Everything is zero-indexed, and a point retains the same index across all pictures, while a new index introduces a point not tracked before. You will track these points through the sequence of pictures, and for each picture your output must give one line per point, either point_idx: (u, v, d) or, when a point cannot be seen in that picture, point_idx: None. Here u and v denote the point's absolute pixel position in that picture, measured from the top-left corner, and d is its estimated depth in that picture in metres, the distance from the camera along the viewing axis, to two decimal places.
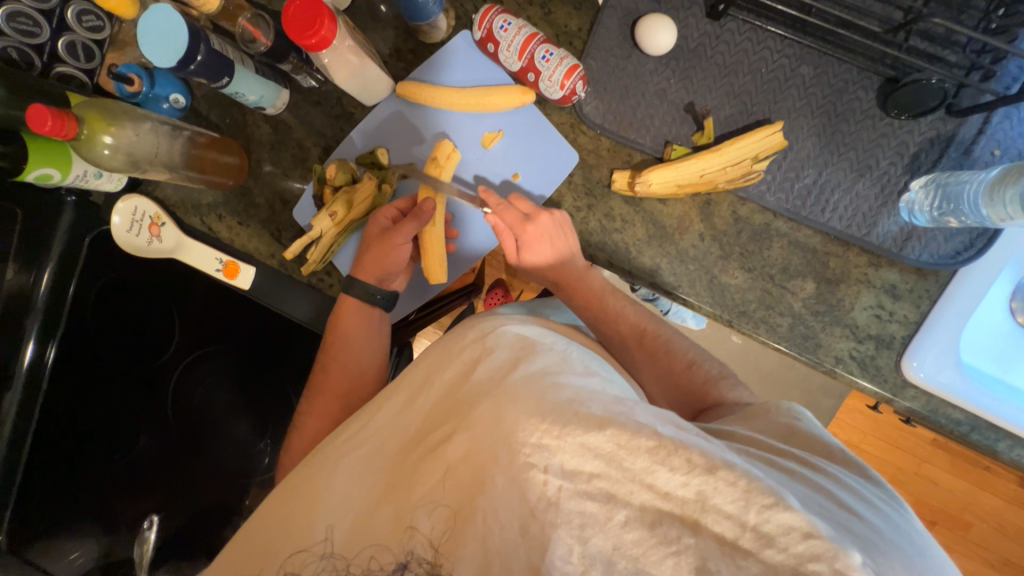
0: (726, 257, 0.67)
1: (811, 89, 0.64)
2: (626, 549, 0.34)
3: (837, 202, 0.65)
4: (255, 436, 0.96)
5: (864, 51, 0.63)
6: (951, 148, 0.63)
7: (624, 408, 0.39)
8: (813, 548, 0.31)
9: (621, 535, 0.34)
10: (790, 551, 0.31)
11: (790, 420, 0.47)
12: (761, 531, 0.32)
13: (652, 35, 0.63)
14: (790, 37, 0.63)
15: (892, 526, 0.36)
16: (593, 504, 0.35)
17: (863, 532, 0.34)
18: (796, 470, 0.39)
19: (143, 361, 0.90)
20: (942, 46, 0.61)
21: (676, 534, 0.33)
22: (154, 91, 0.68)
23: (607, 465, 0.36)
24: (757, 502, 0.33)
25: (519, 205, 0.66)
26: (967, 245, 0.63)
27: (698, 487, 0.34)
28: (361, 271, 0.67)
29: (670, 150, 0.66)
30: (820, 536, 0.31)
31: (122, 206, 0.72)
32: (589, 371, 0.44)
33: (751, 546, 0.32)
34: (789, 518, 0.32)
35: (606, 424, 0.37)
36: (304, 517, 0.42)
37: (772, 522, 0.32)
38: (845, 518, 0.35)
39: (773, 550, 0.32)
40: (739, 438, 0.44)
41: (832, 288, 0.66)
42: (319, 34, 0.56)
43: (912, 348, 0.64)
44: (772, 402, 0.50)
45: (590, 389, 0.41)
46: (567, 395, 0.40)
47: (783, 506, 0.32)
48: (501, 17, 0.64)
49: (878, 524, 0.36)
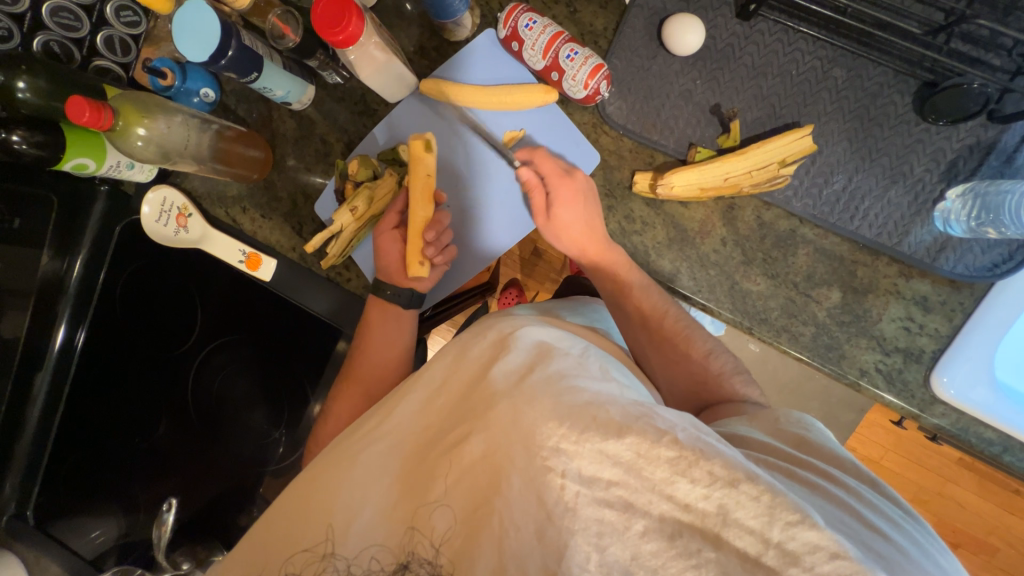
0: (748, 263, 0.66)
1: (842, 92, 0.62)
2: (644, 559, 0.33)
3: (867, 210, 0.63)
4: (270, 427, 0.94)
5: (901, 53, 0.60)
6: (991, 156, 0.60)
7: (644, 412, 0.38)
8: (840, 569, 0.30)
9: (640, 545, 0.34)
10: (816, 571, 0.30)
11: (806, 428, 0.46)
12: (786, 549, 0.31)
13: (679, 35, 0.62)
14: (822, 38, 0.61)
15: (916, 546, 0.35)
16: (611, 512, 0.35)
17: (887, 551, 0.33)
18: (817, 482, 0.38)
19: (162, 351, 0.91)
20: (985, 49, 0.59)
21: (696, 547, 0.33)
22: (186, 85, 0.70)
23: (626, 473, 0.35)
24: (781, 518, 0.32)
25: (557, 160, 0.67)
26: (1006, 258, 0.60)
27: (719, 500, 0.33)
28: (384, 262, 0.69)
29: (693, 152, 0.65)
30: (847, 557, 0.31)
31: (152, 196, 0.75)
32: (605, 375, 0.43)
33: (776, 565, 0.31)
34: (815, 537, 0.31)
35: (625, 432, 0.36)
36: (321, 508, 0.42)
37: (797, 540, 0.31)
38: (870, 537, 0.34)
39: (798, 569, 0.31)
40: (755, 447, 0.43)
41: (859, 298, 0.64)
42: (347, 31, 0.56)
43: (942, 362, 0.62)
44: (781, 409, 0.49)
45: (607, 392, 0.40)
46: (584, 398, 0.39)
47: (808, 524, 0.31)
48: (526, 16, 0.64)
49: (902, 543, 0.35)
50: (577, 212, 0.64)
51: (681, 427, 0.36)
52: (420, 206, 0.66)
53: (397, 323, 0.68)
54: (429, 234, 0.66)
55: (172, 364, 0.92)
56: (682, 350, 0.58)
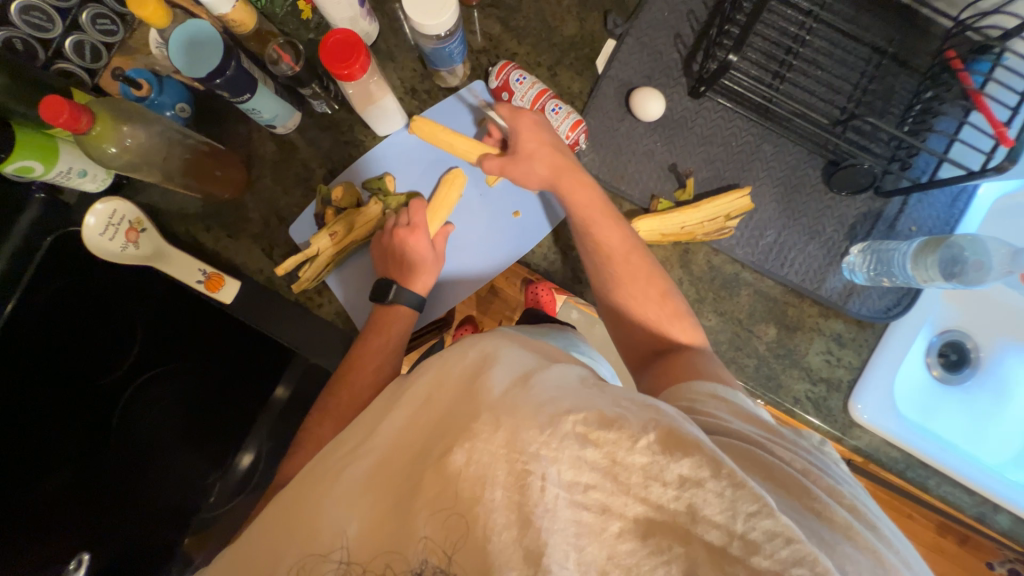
0: (701, 300, 0.75)
1: (771, 164, 0.76)
2: (620, 559, 0.36)
3: (793, 259, 0.75)
4: (206, 468, 0.87)
5: (812, 138, 0.75)
6: (879, 223, 0.75)
7: (619, 415, 0.41)
8: (796, 553, 0.34)
9: (616, 546, 0.37)
10: (777, 557, 0.34)
11: (750, 408, 0.49)
12: (748, 539, 0.35)
13: (643, 104, 0.73)
14: (755, 120, 0.75)
15: (858, 521, 0.39)
16: (588, 515, 0.38)
17: (828, 536, 0.36)
18: (771, 466, 0.40)
19: (81, 383, 0.75)
20: (869, 140, 0.73)
21: (667, 544, 0.36)
22: (161, 98, 0.69)
23: (603, 476, 0.38)
24: (742, 510, 0.35)
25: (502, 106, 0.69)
26: (896, 303, 0.74)
27: (688, 499, 0.36)
28: (406, 281, 0.69)
29: (655, 203, 0.74)
30: (800, 541, 0.34)
31: (99, 207, 0.67)
32: (586, 383, 0.47)
33: (740, 554, 0.34)
34: (772, 525, 0.35)
35: (601, 441, 0.39)
36: (310, 523, 0.44)
37: (757, 529, 0.35)
38: (815, 523, 0.37)
39: (760, 557, 0.34)
40: (712, 425, 0.45)
41: (790, 334, 0.75)
42: (353, 68, 0.59)
43: (857, 391, 0.73)
44: (724, 385, 0.52)
45: (588, 400, 0.43)
46: (565, 406, 0.42)
47: (765, 514, 0.35)
48: (517, 72, 0.72)
49: (847, 520, 0.38)
50: (528, 124, 0.67)
51: (655, 425, 0.39)
52: (440, 217, 0.75)
53: (375, 331, 0.66)
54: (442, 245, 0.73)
55: (92, 401, 0.77)
56: None
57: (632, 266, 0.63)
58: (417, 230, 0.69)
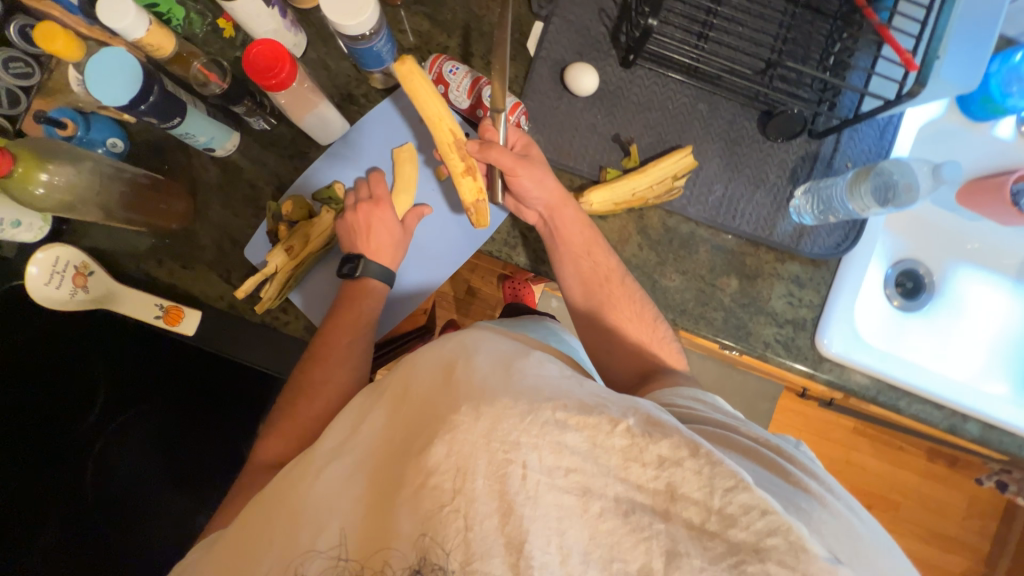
0: (663, 263, 0.77)
1: (709, 121, 0.78)
2: (601, 537, 0.36)
3: (744, 210, 0.77)
4: (193, 511, 0.82)
5: (742, 91, 0.78)
6: (818, 164, 0.78)
7: (598, 403, 0.42)
8: (770, 524, 0.34)
9: (597, 525, 0.37)
10: (752, 528, 0.34)
11: (727, 407, 0.53)
12: (725, 513, 0.35)
13: (577, 78, 0.74)
14: (688, 81, 0.77)
15: (835, 496, 0.41)
16: (570, 498, 0.38)
17: (805, 505, 0.39)
18: (750, 447, 0.44)
19: (52, 437, 0.75)
20: (795, 86, 0.76)
21: (648, 521, 0.36)
22: (89, 136, 0.68)
23: (583, 460, 0.38)
24: (720, 486, 0.36)
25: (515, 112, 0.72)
26: (844, 238, 0.76)
27: (667, 478, 0.37)
28: (377, 255, 0.68)
29: (604, 173, 0.76)
30: (774, 511, 0.35)
31: (42, 256, 0.66)
32: (565, 372, 0.47)
33: (717, 528, 0.35)
34: (748, 498, 0.35)
35: (581, 423, 0.40)
36: (288, 542, 0.44)
37: (734, 503, 0.35)
38: (795, 495, 0.39)
39: (736, 529, 0.35)
40: (696, 420, 0.49)
41: (752, 283, 0.77)
42: (279, 77, 0.59)
43: (821, 326, 0.76)
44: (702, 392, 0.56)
45: (567, 389, 0.43)
46: (546, 394, 0.42)
47: (742, 487, 0.36)
48: (449, 63, 0.73)
49: (823, 493, 0.41)
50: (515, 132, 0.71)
51: (634, 412, 0.41)
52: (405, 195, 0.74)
53: (344, 305, 0.66)
54: (411, 220, 0.72)
55: (63, 453, 0.77)
56: (643, 338, 0.65)
57: (600, 262, 0.68)
58: (381, 203, 0.69)
